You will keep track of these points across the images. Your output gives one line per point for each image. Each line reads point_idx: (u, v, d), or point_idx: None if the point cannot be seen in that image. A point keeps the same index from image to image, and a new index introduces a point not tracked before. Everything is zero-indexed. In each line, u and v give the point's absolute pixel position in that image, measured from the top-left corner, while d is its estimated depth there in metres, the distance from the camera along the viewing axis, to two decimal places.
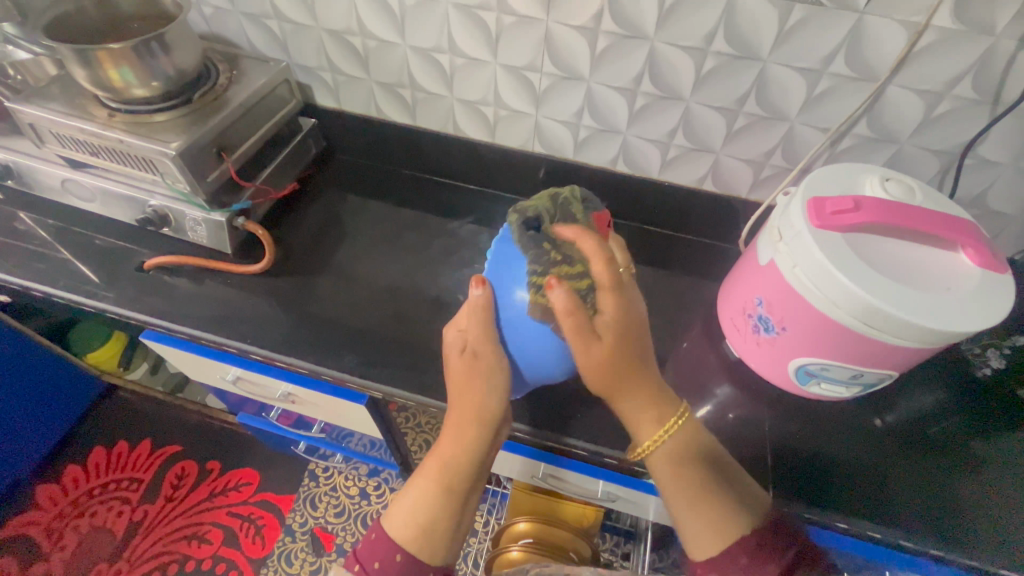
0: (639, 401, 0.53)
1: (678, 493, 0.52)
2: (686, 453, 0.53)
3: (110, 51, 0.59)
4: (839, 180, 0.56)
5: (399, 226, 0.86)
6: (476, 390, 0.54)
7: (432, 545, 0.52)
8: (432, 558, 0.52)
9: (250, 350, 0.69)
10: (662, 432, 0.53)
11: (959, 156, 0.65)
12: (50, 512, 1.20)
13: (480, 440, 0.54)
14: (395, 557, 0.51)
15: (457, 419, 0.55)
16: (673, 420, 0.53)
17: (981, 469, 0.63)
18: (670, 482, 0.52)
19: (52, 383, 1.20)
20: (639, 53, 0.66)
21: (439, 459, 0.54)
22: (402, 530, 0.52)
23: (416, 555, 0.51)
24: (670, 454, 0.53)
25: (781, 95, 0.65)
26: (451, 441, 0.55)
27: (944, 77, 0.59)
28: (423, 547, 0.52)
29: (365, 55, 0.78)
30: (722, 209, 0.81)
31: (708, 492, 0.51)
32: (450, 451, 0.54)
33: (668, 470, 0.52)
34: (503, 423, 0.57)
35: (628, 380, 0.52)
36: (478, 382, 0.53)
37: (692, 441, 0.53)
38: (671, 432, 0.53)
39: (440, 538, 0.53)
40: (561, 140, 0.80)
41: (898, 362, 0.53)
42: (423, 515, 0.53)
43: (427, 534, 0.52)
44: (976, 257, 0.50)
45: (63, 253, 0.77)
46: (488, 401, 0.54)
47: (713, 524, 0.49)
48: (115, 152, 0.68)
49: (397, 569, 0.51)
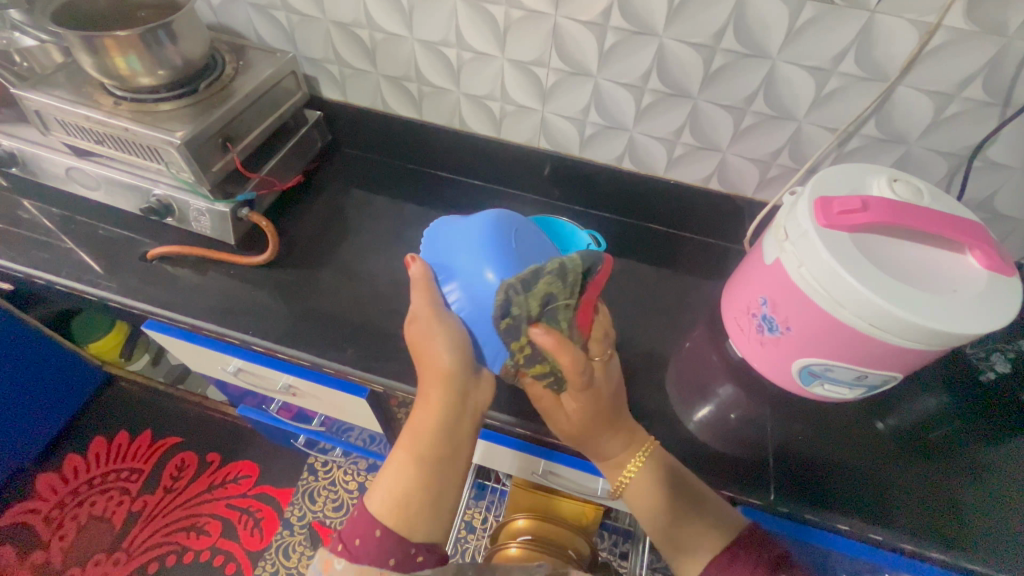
0: (610, 444, 0.56)
1: (653, 520, 0.54)
2: (655, 483, 0.55)
3: (116, 38, 0.59)
4: (847, 180, 0.56)
5: (403, 220, 0.86)
6: (440, 350, 0.53)
7: (410, 521, 0.49)
8: (414, 535, 0.49)
9: (252, 341, 0.69)
10: (632, 464, 0.56)
11: (967, 158, 0.64)
12: (49, 501, 1.20)
13: (448, 400, 0.53)
14: (373, 534, 0.48)
15: (425, 382, 0.54)
16: (638, 455, 0.56)
17: (983, 473, 0.63)
18: (646, 514, 0.55)
19: (53, 372, 1.20)
20: (648, 49, 0.66)
21: (411, 425, 0.53)
22: (379, 504, 0.50)
23: (395, 531, 0.49)
24: (640, 484, 0.55)
25: (789, 94, 0.65)
26: (426, 409, 0.53)
27: (953, 79, 0.58)
28: (402, 522, 0.49)
29: (372, 48, 0.78)
30: (727, 208, 0.80)
31: (679, 517, 0.53)
32: (422, 418, 0.53)
33: (639, 498, 0.55)
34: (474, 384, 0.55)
35: (600, 429, 0.56)
36: (438, 342, 0.53)
37: (661, 470, 0.56)
38: (638, 466, 0.56)
39: (420, 512, 0.50)
40: (567, 137, 0.80)
41: (903, 363, 0.53)
42: (398, 486, 0.50)
43: (404, 506, 0.50)
44: (984, 260, 0.50)
45: (67, 242, 0.77)
46: (451, 360, 0.53)
47: (687, 548, 0.51)
48: (121, 140, 0.68)
49: (376, 546, 0.48)
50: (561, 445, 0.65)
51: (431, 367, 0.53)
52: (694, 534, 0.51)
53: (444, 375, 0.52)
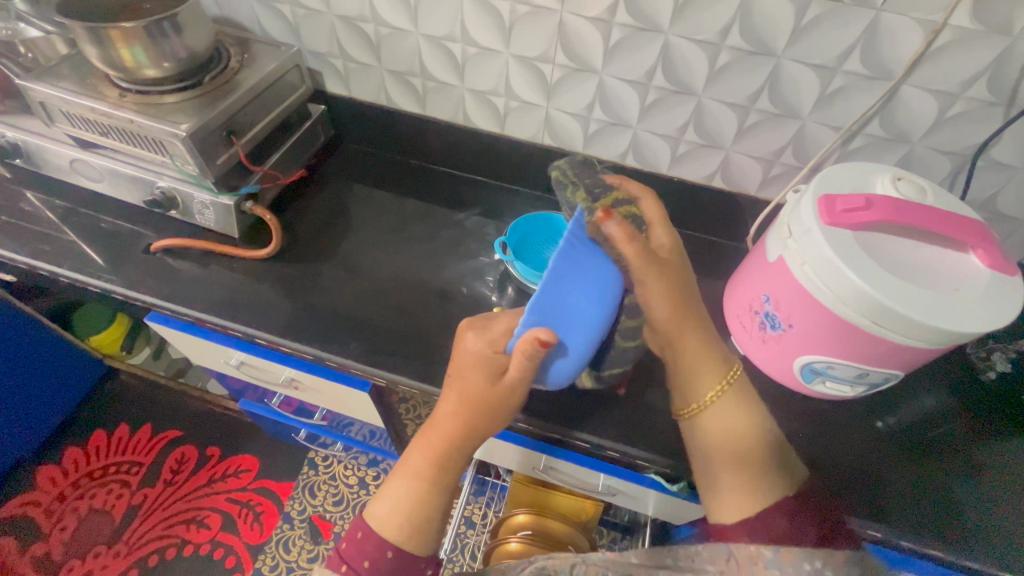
0: (700, 352, 0.54)
1: (720, 452, 0.50)
2: (740, 414, 0.51)
3: (122, 30, 0.59)
4: (851, 178, 0.56)
5: (406, 216, 0.86)
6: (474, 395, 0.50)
7: (423, 541, 0.51)
8: (425, 552, 0.52)
9: (256, 334, 0.69)
10: (721, 384, 0.53)
11: (970, 157, 0.64)
12: (49, 493, 1.21)
13: (466, 447, 0.52)
14: (386, 556, 0.50)
15: (447, 417, 0.52)
16: (725, 379, 0.53)
17: (982, 471, 0.64)
18: (718, 446, 0.51)
19: (55, 364, 1.20)
20: (653, 46, 0.66)
21: (427, 452, 0.52)
22: (390, 528, 0.51)
23: (409, 552, 0.51)
24: (725, 408, 0.52)
25: (794, 92, 0.65)
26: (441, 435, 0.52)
27: (958, 78, 0.59)
28: (416, 545, 0.51)
29: (377, 42, 0.78)
30: (730, 206, 0.80)
31: (755, 456, 0.49)
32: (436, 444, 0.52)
33: (718, 424, 0.51)
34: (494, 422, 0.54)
35: (693, 327, 0.54)
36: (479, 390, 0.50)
37: (745, 401, 0.52)
38: (724, 390, 0.53)
39: (433, 533, 0.52)
40: (571, 133, 0.80)
41: (904, 361, 0.53)
42: (414, 513, 0.51)
43: (416, 530, 0.51)
44: (986, 258, 0.50)
45: (69, 235, 0.77)
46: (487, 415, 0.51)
47: (757, 485, 0.47)
48: (126, 132, 0.68)
49: (387, 566, 0.50)
50: (563, 440, 0.65)
51: (463, 403, 0.51)
52: (766, 479, 0.47)
53: (472, 424, 0.51)
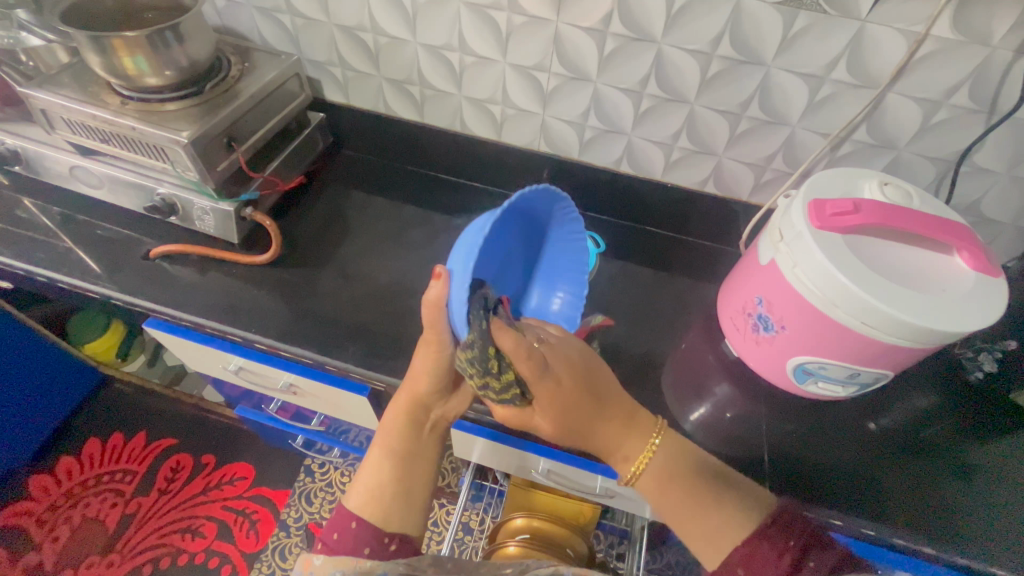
0: (615, 430, 0.54)
1: (670, 507, 0.52)
2: (673, 470, 0.53)
3: (125, 39, 0.60)
4: (840, 183, 0.57)
5: (404, 222, 0.87)
6: (420, 373, 0.57)
7: (385, 510, 0.53)
8: (390, 525, 0.53)
9: (255, 339, 0.70)
10: (646, 450, 0.54)
11: (955, 163, 0.66)
12: (43, 502, 1.19)
13: (415, 418, 0.58)
14: (350, 525, 0.52)
15: (399, 393, 0.59)
16: (651, 442, 0.54)
17: (975, 468, 0.65)
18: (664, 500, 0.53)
19: (49, 372, 1.20)
20: (646, 55, 0.68)
21: (386, 428, 0.58)
22: (357, 497, 0.54)
23: (370, 519, 0.52)
24: (657, 469, 0.53)
25: (783, 101, 0.67)
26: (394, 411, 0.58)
27: (941, 87, 0.60)
28: (376, 513, 0.53)
29: (376, 52, 0.79)
30: (723, 212, 0.82)
31: (703, 503, 0.51)
32: (392, 417, 0.58)
33: (654, 484, 0.53)
34: (445, 402, 0.59)
35: (590, 411, 0.53)
36: (417, 366, 0.58)
37: (678, 456, 0.54)
38: (653, 452, 0.54)
39: (393, 502, 0.54)
40: (566, 140, 0.82)
41: (894, 361, 0.54)
42: (376, 481, 0.54)
43: (379, 496, 0.53)
44: (971, 261, 0.52)
45: (68, 241, 0.78)
46: (427, 384, 0.57)
47: (713, 534, 0.49)
48: (127, 139, 0.68)
49: (353, 536, 0.51)
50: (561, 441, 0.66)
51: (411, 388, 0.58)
52: (721, 526, 0.49)
53: (419, 396, 0.58)
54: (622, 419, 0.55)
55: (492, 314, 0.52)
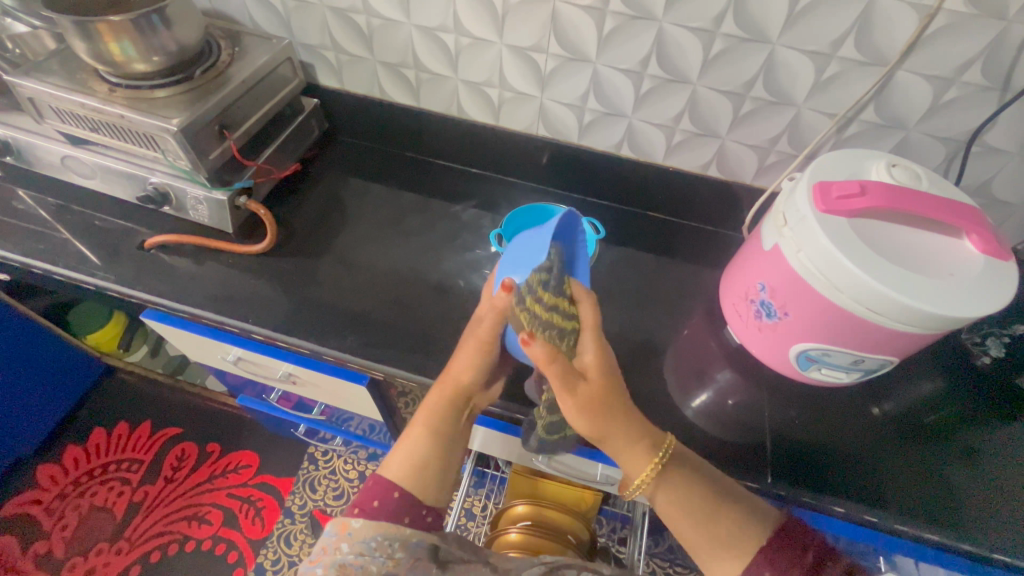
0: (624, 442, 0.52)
1: (684, 516, 0.51)
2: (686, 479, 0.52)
3: (110, 23, 0.58)
4: (846, 165, 0.56)
5: (401, 209, 0.86)
6: (465, 361, 0.57)
7: (424, 484, 0.54)
8: (427, 498, 0.54)
9: (252, 329, 0.69)
10: (652, 465, 0.51)
11: (965, 143, 0.64)
12: (51, 491, 1.21)
13: (458, 402, 0.57)
14: (393, 495, 0.52)
15: (444, 376, 0.58)
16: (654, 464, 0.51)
17: (977, 453, 0.64)
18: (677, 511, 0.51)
19: (53, 363, 1.20)
20: (647, 34, 0.65)
21: (429, 407, 0.57)
22: (397, 471, 0.54)
23: (411, 492, 0.53)
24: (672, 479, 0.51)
25: (789, 79, 0.65)
26: (437, 392, 0.57)
27: (952, 63, 0.58)
28: (415, 484, 0.54)
29: (369, 34, 0.77)
30: (725, 195, 0.80)
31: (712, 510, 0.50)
32: (436, 395, 0.57)
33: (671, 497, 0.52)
34: (482, 390, 0.59)
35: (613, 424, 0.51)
36: (466, 352, 0.57)
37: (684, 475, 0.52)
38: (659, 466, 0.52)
39: (433, 476, 0.54)
40: (566, 124, 0.80)
41: (900, 347, 0.53)
42: (416, 455, 0.54)
43: (419, 471, 0.54)
44: (981, 244, 0.50)
45: (63, 232, 0.77)
46: (471, 372, 0.57)
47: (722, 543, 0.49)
48: (116, 128, 0.67)
49: (393, 505, 0.52)
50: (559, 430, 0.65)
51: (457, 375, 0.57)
52: (730, 534, 0.49)
53: (462, 380, 0.57)
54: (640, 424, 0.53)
55: (544, 295, 0.52)
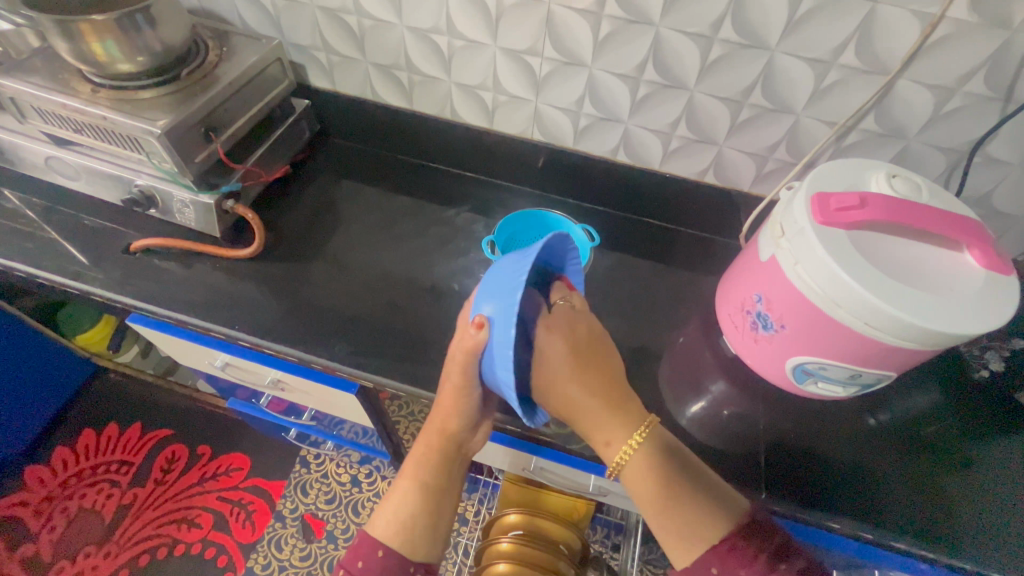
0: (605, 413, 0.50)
1: (648, 505, 0.47)
2: (655, 464, 0.48)
3: (92, 22, 0.57)
4: (846, 175, 0.55)
5: (394, 212, 0.84)
6: (449, 414, 0.55)
7: (412, 541, 0.52)
8: (416, 555, 0.52)
9: (238, 336, 0.67)
10: (626, 447, 0.49)
11: (966, 154, 0.63)
12: (39, 493, 1.19)
13: (446, 452, 0.56)
14: (378, 554, 0.51)
15: (430, 425, 0.57)
16: (633, 439, 0.49)
17: (975, 469, 0.63)
18: (643, 498, 0.48)
19: (41, 363, 1.18)
20: (643, 39, 0.64)
21: (417, 458, 0.56)
22: (384, 528, 0.53)
23: (397, 550, 0.51)
24: (641, 464, 0.48)
25: (787, 87, 0.64)
26: (424, 443, 0.56)
27: (955, 73, 0.57)
28: (404, 543, 0.52)
29: (361, 35, 0.76)
30: (722, 202, 0.79)
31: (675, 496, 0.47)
32: (421, 448, 0.56)
33: (641, 483, 0.48)
34: (473, 436, 0.58)
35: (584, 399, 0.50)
36: (446, 404, 0.55)
37: (658, 457, 0.48)
38: (633, 449, 0.48)
39: (422, 533, 0.53)
40: (561, 128, 0.79)
41: (898, 362, 0.52)
42: (405, 510, 0.53)
43: (408, 527, 0.53)
44: (982, 259, 0.49)
45: (48, 233, 0.75)
46: (457, 422, 0.55)
47: (686, 531, 0.45)
48: (100, 129, 0.65)
49: (379, 565, 0.50)
50: (551, 441, 0.64)
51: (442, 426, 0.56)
52: (693, 523, 0.45)
53: (450, 431, 0.56)
54: (608, 400, 0.50)
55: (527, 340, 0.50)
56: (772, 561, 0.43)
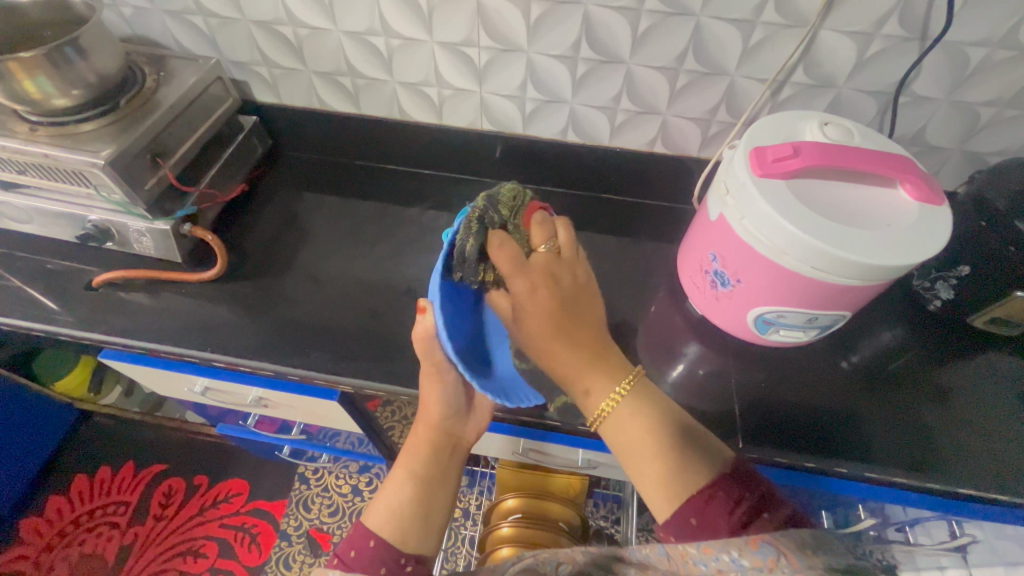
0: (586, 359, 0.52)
1: (631, 454, 0.50)
2: (641, 417, 0.50)
3: (20, 60, 0.56)
4: (780, 127, 0.57)
5: (357, 218, 0.85)
6: (431, 402, 0.58)
7: (403, 531, 0.53)
8: (408, 546, 0.53)
9: (213, 357, 0.68)
10: (610, 397, 0.51)
11: (894, 95, 0.66)
12: (36, 545, 1.18)
13: (435, 441, 0.58)
14: (369, 544, 0.51)
15: (417, 416, 0.60)
16: (618, 390, 0.51)
17: (940, 396, 0.66)
18: (626, 447, 0.50)
19: (23, 414, 1.17)
20: (574, 18, 0.65)
21: (409, 453, 0.58)
22: (376, 518, 0.54)
23: (387, 539, 0.52)
24: (627, 414, 0.51)
25: (718, 49, 0.65)
26: (417, 434, 0.59)
27: (870, 17, 0.59)
28: (394, 532, 0.53)
29: (299, 45, 0.76)
30: (675, 170, 0.81)
31: (659, 448, 0.48)
32: (413, 441, 0.59)
33: (625, 433, 0.50)
34: (464, 423, 0.60)
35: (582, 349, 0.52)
36: (430, 393, 0.59)
37: (645, 404, 0.51)
38: (618, 400, 0.51)
39: (413, 522, 0.54)
40: (509, 116, 0.80)
41: (850, 301, 0.54)
42: (397, 502, 0.54)
43: (398, 517, 0.53)
44: (915, 192, 0.52)
45: (7, 280, 0.74)
46: (442, 411, 0.58)
47: (669, 481, 0.47)
48: (45, 167, 0.65)
49: (370, 555, 0.51)
50: (534, 422, 0.65)
51: (430, 418, 0.59)
52: (676, 472, 0.47)
53: (437, 420, 0.58)
54: (592, 351, 0.52)
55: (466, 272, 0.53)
56: (754, 511, 0.44)
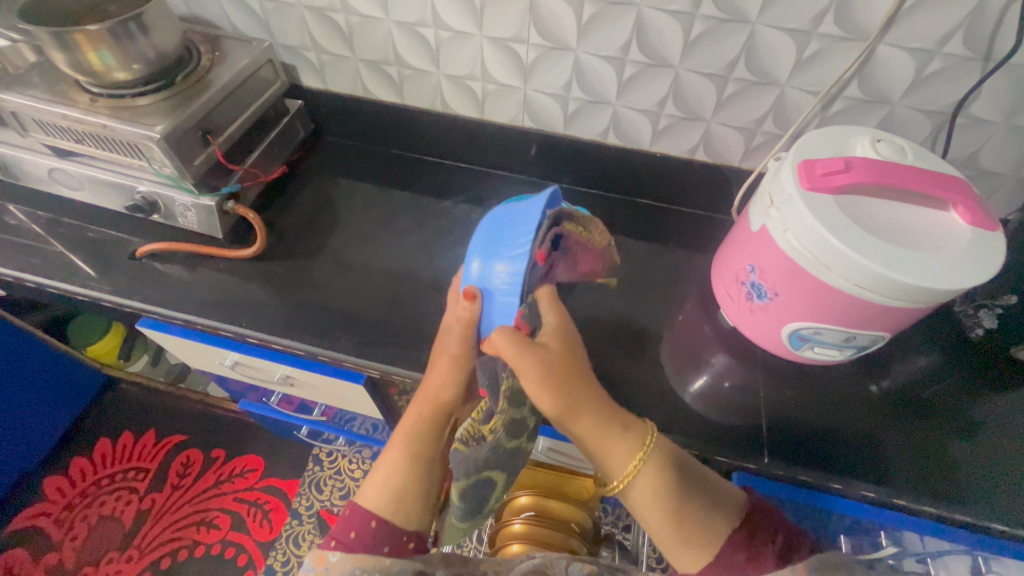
0: (606, 421, 0.50)
1: (660, 518, 0.49)
2: (666, 479, 0.50)
3: (87, 33, 0.58)
4: (831, 141, 0.56)
5: (392, 207, 0.86)
6: (441, 381, 0.57)
7: (405, 510, 0.54)
8: (408, 523, 0.54)
9: (247, 333, 0.69)
10: (635, 461, 0.49)
11: (950, 115, 0.64)
12: (59, 503, 1.22)
13: (436, 425, 0.58)
14: (370, 525, 0.52)
15: (420, 396, 0.59)
16: (641, 453, 0.50)
17: (976, 428, 0.64)
18: (653, 514, 0.49)
19: (55, 375, 1.21)
20: (625, 20, 0.65)
21: (406, 433, 0.58)
22: (376, 500, 0.54)
23: (389, 520, 0.53)
24: (648, 480, 0.49)
25: (771, 58, 0.64)
26: (413, 415, 0.58)
27: (934, 35, 0.58)
28: (395, 512, 0.54)
29: (350, 33, 0.77)
30: (714, 178, 0.80)
31: (685, 506, 0.49)
32: (410, 421, 0.58)
33: (651, 497, 0.49)
34: (464, 407, 0.60)
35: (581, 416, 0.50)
36: (438, 371, 0.58)
37: (668, 465, 0.50)
38: (642, 463, 0.50)
39: (412, 501, 0.55)
40: (551, 114, 0.80)
41: (891, 322, 0.53)
42: (394, 481, 0.55)
43: (397, 498, 0.54)
44: (967, 215, 0.51)
45: (53, 245, 0.77)
46: (447, 389, 0.57)
47: (698, 536, 0.47)
48: (101, 138, 0.67)
49: (371, 535, 0.52)
50: None
51: (431, 401, 0.58)
52: (706, 528, 0.48)
53: (441, 401, 0.58)
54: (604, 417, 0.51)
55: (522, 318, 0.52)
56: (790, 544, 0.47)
